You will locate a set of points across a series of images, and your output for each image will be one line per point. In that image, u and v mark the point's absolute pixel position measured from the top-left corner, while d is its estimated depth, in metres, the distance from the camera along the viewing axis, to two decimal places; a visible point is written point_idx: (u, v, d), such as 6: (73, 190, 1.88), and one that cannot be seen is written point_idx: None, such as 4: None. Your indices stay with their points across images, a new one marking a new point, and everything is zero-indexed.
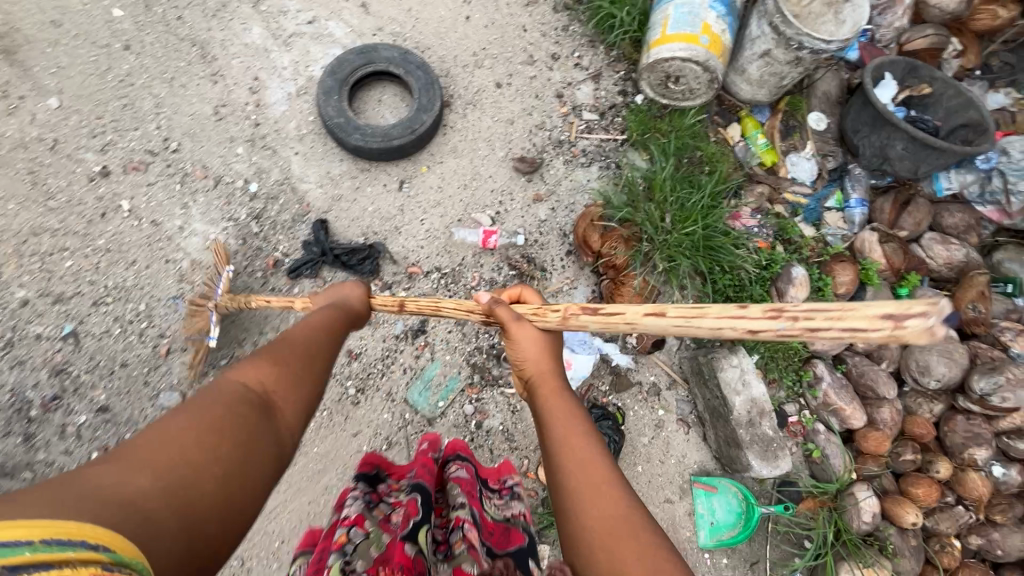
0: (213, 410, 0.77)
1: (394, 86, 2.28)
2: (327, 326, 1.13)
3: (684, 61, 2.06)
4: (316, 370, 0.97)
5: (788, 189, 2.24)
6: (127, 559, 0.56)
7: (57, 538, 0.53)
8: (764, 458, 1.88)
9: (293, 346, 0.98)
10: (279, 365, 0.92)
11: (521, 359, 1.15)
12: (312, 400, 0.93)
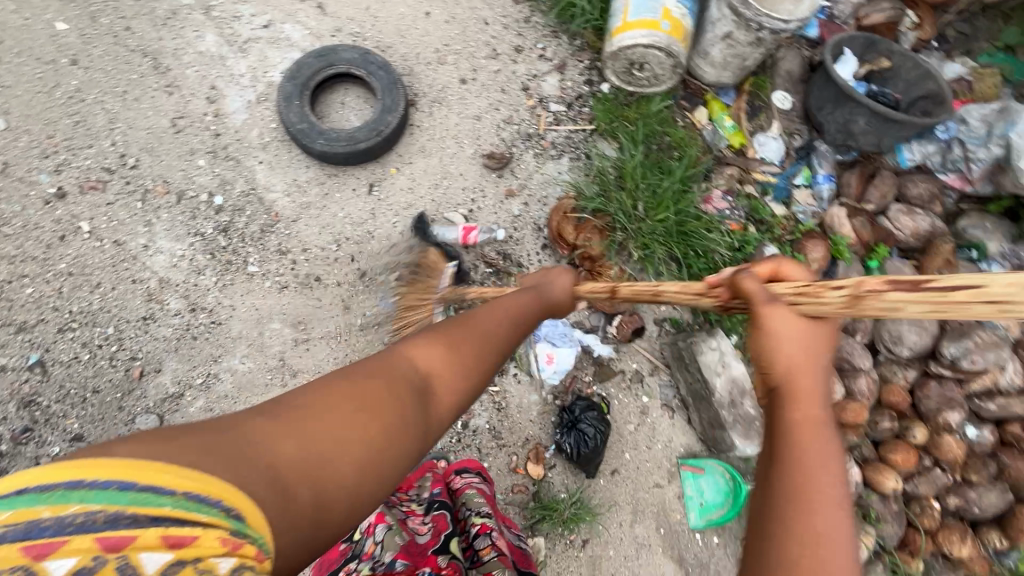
0: (377, 385, 0.81)
1: (357, 87, 2.22)
2: (518, 306, 1.20)
3: (646, 48, 2.06)
4: (480, 361, 0.99)
5: (758, 169, 2.35)
6: (250, 530, 0.60)
7: (195, 494, 0.57)
8: (747, 437, 1.92)
9: (476, 337, 1.01)
10: (456, 357, 0.95)
11: (772, 358, 0.84)
12: (467, 393, 0.95)
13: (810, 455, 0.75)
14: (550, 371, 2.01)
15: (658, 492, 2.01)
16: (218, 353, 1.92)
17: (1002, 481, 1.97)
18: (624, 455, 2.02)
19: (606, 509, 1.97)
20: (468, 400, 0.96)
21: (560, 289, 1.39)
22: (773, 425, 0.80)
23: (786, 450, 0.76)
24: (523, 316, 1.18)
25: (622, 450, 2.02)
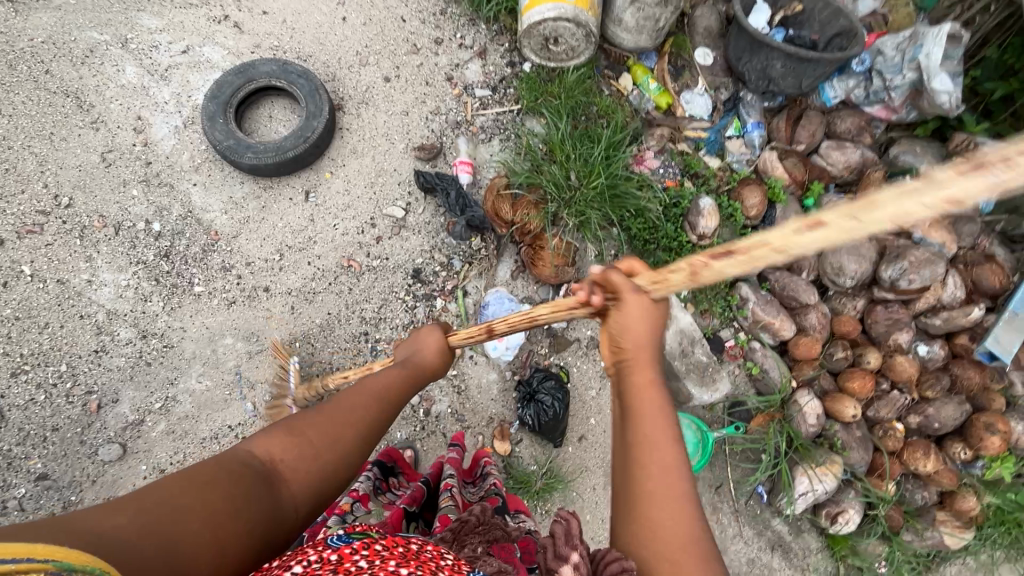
0: (208, 470, 0.78)
1: (283, 99, 2.25)
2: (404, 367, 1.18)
3: (555, 21, 2.09)
4: (346, 436, 0.95)
5: (688, 126, 2.37)
6: (84, 568, 0.54)
7: (0, 554, 0.50)
8: (702, 384, 1.95)
9: (335, 419, 0.96)
10: (310, 450, 0.90)
11: (622, 333, 0.92)
12: (327, 473, 0.91)
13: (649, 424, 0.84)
14: (502, 348, 2.00)
15: None
16: (174, 375, 1.93)
17: (957, 393, 2.01)
18: (589, 420, 2.05)
19: (577, 475, 2.00)
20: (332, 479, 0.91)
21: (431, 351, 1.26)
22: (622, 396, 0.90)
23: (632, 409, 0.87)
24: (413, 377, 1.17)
25: (587, 416, 2.05)
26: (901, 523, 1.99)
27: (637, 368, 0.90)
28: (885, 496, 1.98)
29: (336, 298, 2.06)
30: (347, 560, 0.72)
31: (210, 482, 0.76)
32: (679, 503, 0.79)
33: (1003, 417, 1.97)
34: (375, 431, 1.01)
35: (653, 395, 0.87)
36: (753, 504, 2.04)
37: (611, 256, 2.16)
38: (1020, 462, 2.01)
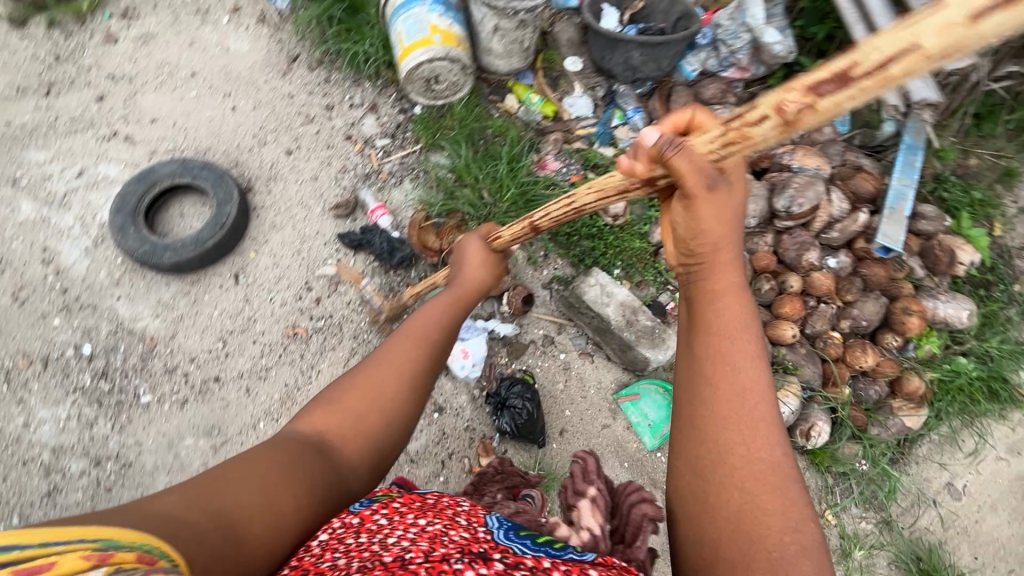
0: (264, 448, 0.90)
1: (191, 195, 2.28)
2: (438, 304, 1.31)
3: (430, 63, 2.25)
4: (386, 392, 1.05)
5: (578, 126, 2.59)
6: (131, 542, 0.59)
7: (49, 536, 0.54)
8: (655, 346, 2.06)
9: (382, 379, 1.07)
10: (357, 416, 1.01)
11: (693, 231, 0.92)
12: (375, 429, 1.02)
13: (729, 329, 0.87)
14: (470, 366, 2.05)
15: (609, 432, 2.10)
16: (138, 492, 1.86)
17: (872, 290, 2.22)
18: (565, 412, 2.11)
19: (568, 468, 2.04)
20: (383, 430, 1.03)
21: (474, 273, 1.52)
22: (694, 299, 0.93)
23: (706, 313, 0.89)
24: (452, 311, 1.30)
25: (561, 409, 2.11)
26: (864, 420, 2.15)
27: (713, 276, 0.91)
28: (842, 401, 2.15)
29: (290, 367, 2.06)
30: (368, 519, 0.86)
31: (264, 456, 0.88)
32: (762, 424, 0.83)
33: (915, 300, 2.20)
34: (418, 378, 1.10)
35: (734, 302, 0.89)
36: None
37: (542, 257, 2.28)
38: (942, 335, 2.24)
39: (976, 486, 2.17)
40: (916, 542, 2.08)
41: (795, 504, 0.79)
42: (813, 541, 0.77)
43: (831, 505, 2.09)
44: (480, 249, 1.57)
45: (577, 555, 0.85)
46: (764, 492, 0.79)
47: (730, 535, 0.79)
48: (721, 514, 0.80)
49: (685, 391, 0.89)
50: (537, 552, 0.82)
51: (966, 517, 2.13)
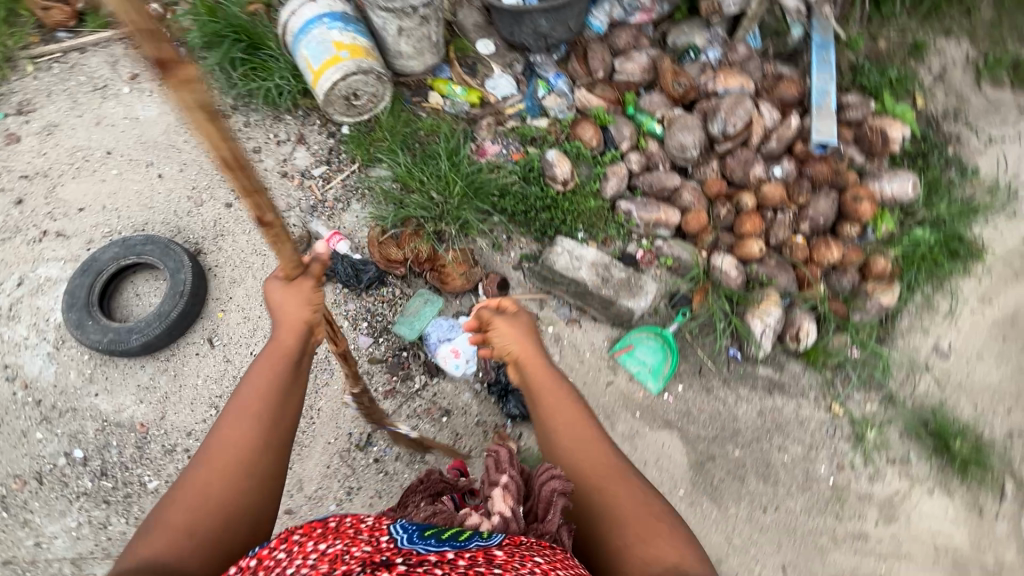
0: None
1: (140, 273, 2.22)
2: (263, 364, 1.19)
3: (345, 79, 2.23)
4: (223, 487, 1.03)
5: (506, 105, 2.57)
6: None
7: None
8: (634, 294, 2.12)
9: (212, 477, 1.04)
10: (190, 523, 0.98)
11: (512, 349, 1.42)
12: (218, 528, 1.00)
13: (554, 400, 1.32)
14: (463, 363, 2.06)
15: (614, 387, 2.15)
16: None
17: (821, 187, 2.31)
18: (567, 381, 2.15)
19: None
20: (226, 526, 1.01)
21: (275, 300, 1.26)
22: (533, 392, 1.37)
23: (540, 397, 1.34)
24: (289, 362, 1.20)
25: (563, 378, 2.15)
26: (845, 310, 2.24)
27: (534, 372, 1.39)
28: (821, 298, 2.23)
29: None
30: (267, 558, 0.84)
31: None
32: (597, 443, 1.25)
33: (861, 186, 2.30)
34: (257, 463, 1.08)
35: (552, 381, 1.36)
36: (734, 365, 2.22)
37: (505, 240, 2.30)
38: (894, 212, 2.34)
39: (959, 342, 2.28)
40: (920, 408, 2.18)
41: (636, 488, 1.16)
42: (655, 501, 1.14)
43: (835, 396, 2.18)
44: (283, 288, 1.26)
45: (482, 542, 0.95)
46: (614, 484, 1.17)
47: (612, 524, 1.12)
48: (597, 519, 1.14)
49: (551, 451, 1.28)
50: (442, 548, 0.89)
51: (958, 373, 2.24)
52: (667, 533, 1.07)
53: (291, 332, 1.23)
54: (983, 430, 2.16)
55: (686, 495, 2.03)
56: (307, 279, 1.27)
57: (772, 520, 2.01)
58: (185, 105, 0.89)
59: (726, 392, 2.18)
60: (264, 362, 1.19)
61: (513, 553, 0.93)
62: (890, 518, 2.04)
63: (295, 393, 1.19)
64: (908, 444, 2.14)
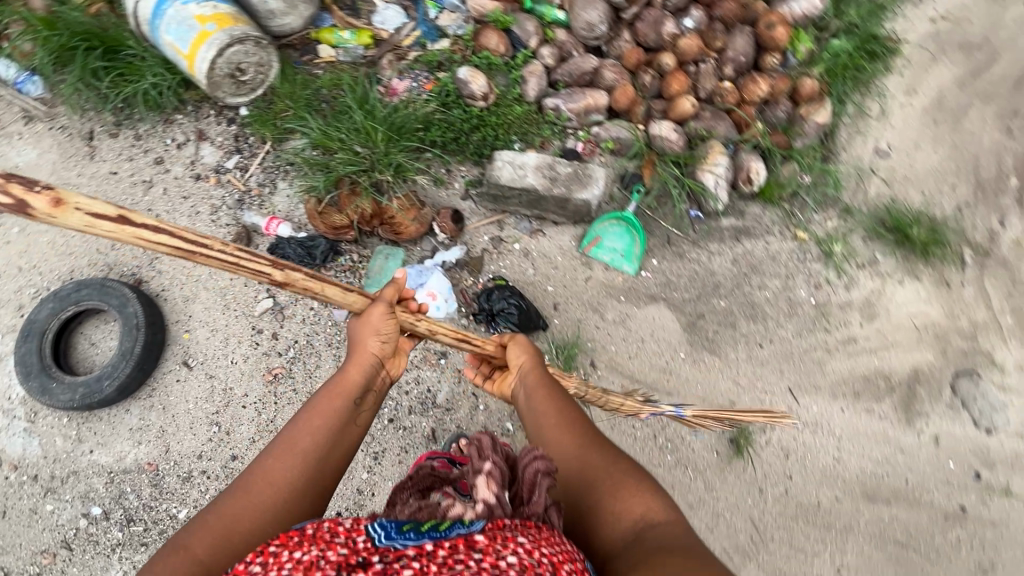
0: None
1: (87, 321, 2.09)
2: (324, 396, 1.21)
3: (222, 54, 2.05)
4: (271, 497, 1.04)
5: (402, 37, 2.41)
6: None
7: None
8: (586, 184, 2.11)
9: (264, 488, 1.05)
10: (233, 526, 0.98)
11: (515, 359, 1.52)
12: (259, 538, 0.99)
13: (554, 395, 1.40)
14: (442, 304, 2.07)
15: (593, 281, 2.18)
16: None
17: (734, 26, 2.28)
18: (549, 289, 2.16)
19: (580, 331, 2.12)
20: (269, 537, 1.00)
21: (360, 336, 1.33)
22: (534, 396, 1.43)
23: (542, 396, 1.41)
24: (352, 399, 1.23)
25: (544, 287, 2.16)
26: (787, 140, 2.28)
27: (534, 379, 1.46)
28: (762, 135, 2.26)
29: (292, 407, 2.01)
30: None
31: None
32: (587, 429, 1.29)
33: (772, 13, 2.27)
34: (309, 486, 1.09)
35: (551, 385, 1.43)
36: (698, 225, 2.26)
37: (445, 173, 2.24)
38: (809, 30, 2.34)
39: (896, 139, 2.37)
40: (875, 211, 2.28)
41: (619, 459, 1.19)
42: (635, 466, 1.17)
43: (797, 224, 2.26)
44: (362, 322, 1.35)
45: (464, 529, 0.90)
46: (602, 455, 1.21)
47: (601, 483, 1.15)
48: (590, 495, 1.14)
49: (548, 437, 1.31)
50: (422, 541, 0.85)
51: (902, 167, 2.34)
52: (641, 490, 1.10)
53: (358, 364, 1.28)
54: (935, 212, 2.28)
55: (688, 356, 2.11)
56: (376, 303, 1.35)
57: (769, 352, 2.13)
58: (67, 220, 1.00)
59: (698, 252, 2.23)
60: (326, 394, 1.21)
61: (495, 535, 0.89)
62: (872, 316, 2.18)
63: (351, 432, 1.21)
64: (873, 246, 2.25)
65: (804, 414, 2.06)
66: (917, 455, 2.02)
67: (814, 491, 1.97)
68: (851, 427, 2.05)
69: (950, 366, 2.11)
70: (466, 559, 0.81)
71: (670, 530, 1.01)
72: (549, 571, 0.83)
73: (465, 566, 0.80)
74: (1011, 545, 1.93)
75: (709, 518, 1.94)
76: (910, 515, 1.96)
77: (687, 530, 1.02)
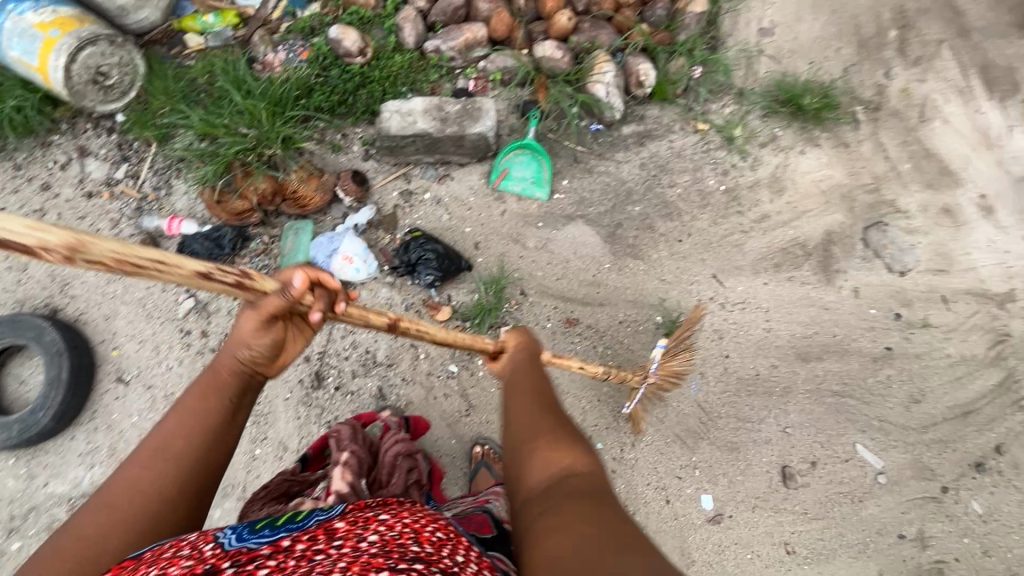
0: None
1: (10, 360, 2.05)
2: (195, 396, 1.08)
3: (75, 59, 1.96)
4: (137, 511, 0.94)
5: (269, 10, 2.32)
6: None
7: None
8: (478, 118, 2.11)
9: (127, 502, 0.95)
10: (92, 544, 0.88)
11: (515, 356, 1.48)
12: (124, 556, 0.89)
13: (534, 375, 1.36)
14: (362, 264, 2.07)
15: (508, 213, 2.20)
16: None
17: None
18: (466, 230, 2.17)
19: (505, 264, 2.15)
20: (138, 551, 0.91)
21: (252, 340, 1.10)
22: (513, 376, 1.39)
23: (519, 374, 1.38)
24: (229, 398, 1.10)
25: (462, 230, 2.17)
26: (670, 36, 2.28)
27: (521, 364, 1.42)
28: (644, 35, 2.25)
29: None
30: None
31: None
32: (548, 401, 1.25)
33: None
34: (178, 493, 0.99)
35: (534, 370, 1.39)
36: (601, 138, 2.28)
37: (341, 137, 2.22)
38: None
39: (777, 15, 2.39)
40: (768, 89, 2.32)
41: (569, 429, 1.14)
42: (580, 438, 1.11)
43: (696, 117, 2.30)
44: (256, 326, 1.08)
45: (322, 517, 0.96)
46: (552, 420, 1.17)
47: (537, 438, 1.11)
48: (524, 447, 1.10)
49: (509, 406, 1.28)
50: (277, 535, 0.87)
51: (787, 41, 2.37)
52: (577, 455, 1.04)
53: (229, 365, 1.10)
54: (824, 79, 2.33)
55: (613, 265, 2.16)
56: (245, 308, 1.05)
57: (689, 245, 2.19)
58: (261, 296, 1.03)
59: (605, 164, 2.26)
60: (196, 394, 1.08)
61: (355, 518, 0.92)
62: (780, 190, 2.24)
63: (232, 432, 1.09)
64: (771, 123, 2.30)
65: (731, 295, 2.13)
66: (840, 310, 2.12)
67: (752, 363, 2.07)
68: (776, 298, 2.13)
69: (859, 221, 2.20)
70: (326, 548, 0.82)
71: (590, 483, 0.97)
72: (410, 538, 0.85)
73: (325, 554, 0.80)
74: (935, 372, 2.06)
75: (659, 411, 2.02)
76: (842, 366, 2.07)
77: (610, 488, 0.97)
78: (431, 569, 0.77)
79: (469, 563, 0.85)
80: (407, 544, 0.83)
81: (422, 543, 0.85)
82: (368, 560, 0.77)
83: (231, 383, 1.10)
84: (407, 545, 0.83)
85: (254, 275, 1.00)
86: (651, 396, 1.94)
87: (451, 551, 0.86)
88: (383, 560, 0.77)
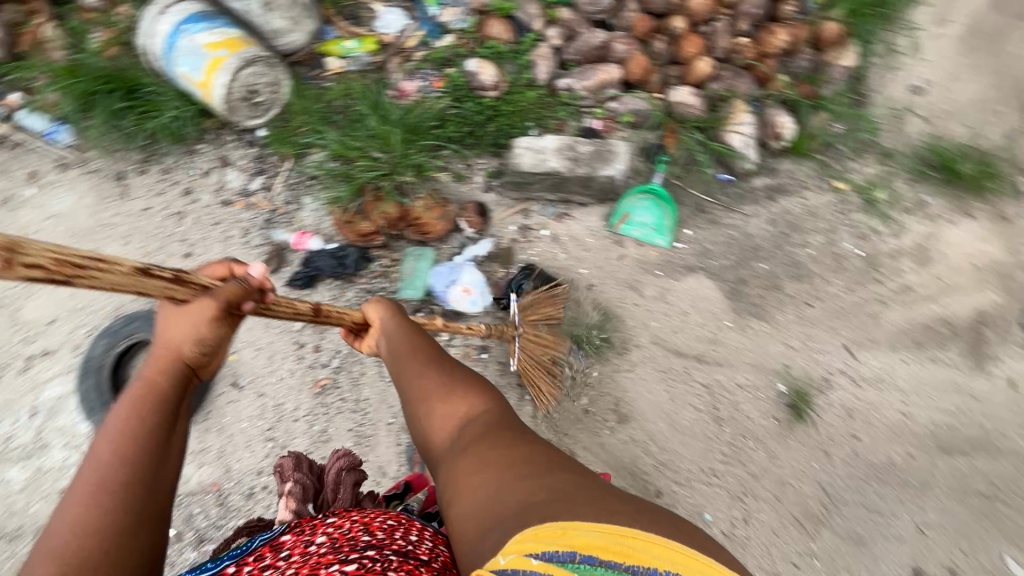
0: None
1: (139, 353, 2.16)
2: (118, 414, 0.84)
3: (237, 79, 2.09)
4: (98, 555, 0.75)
5: (406, 39, 2.39)
6: None
7: None
8: (608, 161, 2.08)
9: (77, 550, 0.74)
10: None
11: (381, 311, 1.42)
12: None
13: (398, 325, 1.37)
14: (478, 297, 2.06)
15: (626, 258, 2.13)
16: None
17: None
18: (582, 271, 2.12)
19: (619, 310, 2.08)
20: None
21: (190, 334, 0.94)
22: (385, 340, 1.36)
23: (387, 338, 1.35)
24: (166, 410, 0.87)
25: (577, 270, 2.13)
26: (813, 89, 2.19)
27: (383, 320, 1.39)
28: (786, 88, 2.17)
29: (341, 415, 2.04)
30: None
31: None
32: (421, 348, 1.27)
33: None
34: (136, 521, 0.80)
35: (395, 322, 1.38)
36: (729, 188, 2.19)
37: (465, 167, 2.23)
38: None
39: (932, 73, 2.24)
40: (917, 151, 2.16)
41: (450, 373, 1.17)
42: (466, 376, 1.17)
43: (835, 175, 2.17)
44: (195, 321, 0.94)
45: (267, 536, 1.05)
46: (434, 367, 1.20)
47: (427, 399, 1.12)
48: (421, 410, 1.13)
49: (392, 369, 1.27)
50: (225, 563, 0.96)
51: (942, 102, 2.21)
52: (470, 399, 1.09)
53: (160, 369, 0.91)
54: (983, 145, 2.15)
55: (734, 323, 2.05)
56: (160, 304, 0.97)
57: (820, 311, 2.04)
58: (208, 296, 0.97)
59: (732, 217, 2.16)
60: (120, 411, 0.84)
61: (302, 528, 1.01)
62: (925, 262, 2.06)
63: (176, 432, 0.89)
64: (918, 188, 2.13)
65: (863, 371, 1.97)
66: (991, 402, 1.91)
67: (885, 450, 1.89)
68: (917, 380, 1.94)
69: (1018, 304, 1.99)
70: (274, 562, 0.91)
71: (489, 421, 1.02)
72: (361, 531, 0.95)
73: (275, 567, 0.89)
74: None
75: (776, 488, 1.87)
76: (992, 465, 1.86)
77: (504, 416, 1.04)
78: (384, 554, 0.86)
79: (422, 540, 0.96)
80: (359, 536, 0.93)
81: (373, 533, 0.94)
82: (317, 560, 0.86)
83: (167, 392, 0.89)
84: (358, 537, 0.93)
85: (186, 274, 0.98)
86: (530, 352, 1.92)
87: (395, 532, 0.97)
88: (332, 557, 0.86)
